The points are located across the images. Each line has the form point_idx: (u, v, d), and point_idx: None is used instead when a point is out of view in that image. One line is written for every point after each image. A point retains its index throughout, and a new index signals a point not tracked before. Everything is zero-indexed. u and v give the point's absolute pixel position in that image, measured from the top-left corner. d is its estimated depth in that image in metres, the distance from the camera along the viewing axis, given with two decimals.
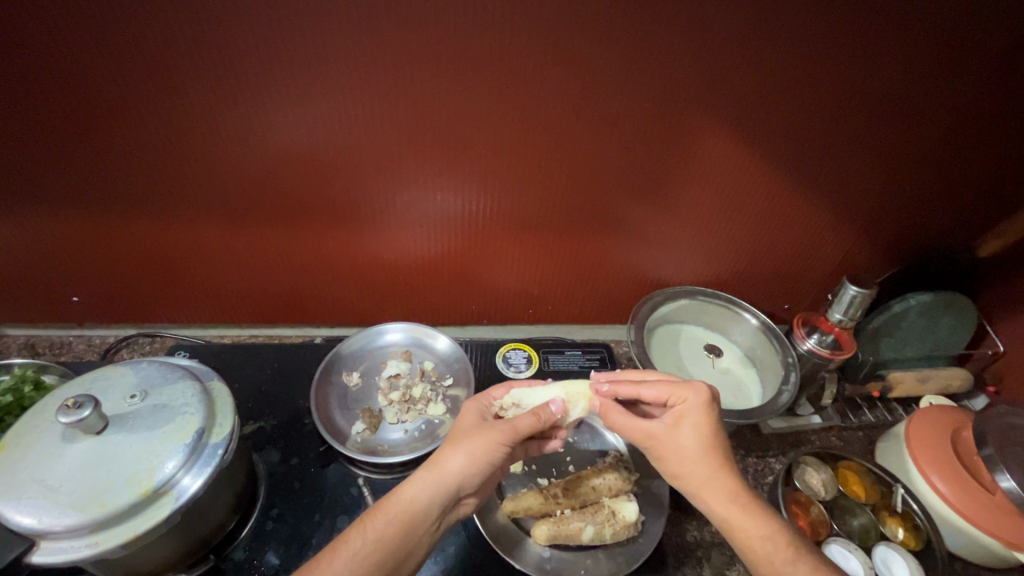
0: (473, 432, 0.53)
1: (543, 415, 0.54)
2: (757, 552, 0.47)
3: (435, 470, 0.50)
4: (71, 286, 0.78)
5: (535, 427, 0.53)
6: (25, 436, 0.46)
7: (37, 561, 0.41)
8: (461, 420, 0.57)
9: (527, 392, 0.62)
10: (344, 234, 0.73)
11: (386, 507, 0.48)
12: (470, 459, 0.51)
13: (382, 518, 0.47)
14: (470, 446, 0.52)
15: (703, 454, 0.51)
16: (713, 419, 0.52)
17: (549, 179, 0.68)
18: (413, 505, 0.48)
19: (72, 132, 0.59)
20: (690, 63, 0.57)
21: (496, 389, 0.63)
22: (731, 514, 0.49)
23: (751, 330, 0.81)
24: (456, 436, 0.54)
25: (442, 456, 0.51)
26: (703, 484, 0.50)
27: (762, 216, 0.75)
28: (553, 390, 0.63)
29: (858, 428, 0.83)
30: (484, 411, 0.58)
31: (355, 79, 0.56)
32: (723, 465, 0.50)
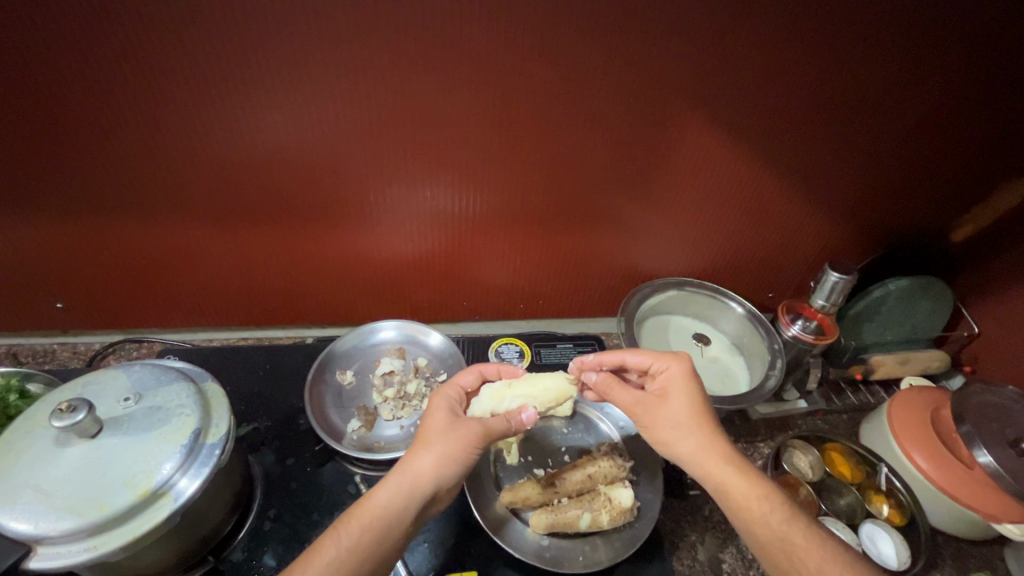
0: (446, 431, 0.52)
1: (513, 423, 0.55)
2: (752, 509, 0.48)
3: (409, 475, 0.49)
4: (54, 293, 0.76)
5: (506, 433, 0.54)
6: (17, 442, 0.46)
7: (33, 567, 0.40)
8: (432, 414, 0.55)
9: (499, 401, 0.61)
10: (334, 233, 0.73)
11: (358, 516, 0.47)
12: (444, 462, 0.50)
13: (357, 525, 0.47)
14: (444, 448, 0.51)
15: (693, 418, 0.53)
16: (697, 386, 0.56)
17: (537, 174, 0.69)
18: (387, 512, 0.48)
19: (53, 136, 0.58)
20: (674, 58, 0.58)
21: (464, 378, 0.62)
22: (725, 475, 0.50)
23: (738, 318, 0.83)
24: (428, 435, 0.53)
25: (415, 458, 0.50)
26: (697, 450, 0.52)
27: (745, 207, 0.76)
28: (524, 391, 0.62)
29: (842, 410, 0.85)
30: (454, 404, 0.57)
31: (344, 78, 0.57)
32: (711, 429, 0.53)
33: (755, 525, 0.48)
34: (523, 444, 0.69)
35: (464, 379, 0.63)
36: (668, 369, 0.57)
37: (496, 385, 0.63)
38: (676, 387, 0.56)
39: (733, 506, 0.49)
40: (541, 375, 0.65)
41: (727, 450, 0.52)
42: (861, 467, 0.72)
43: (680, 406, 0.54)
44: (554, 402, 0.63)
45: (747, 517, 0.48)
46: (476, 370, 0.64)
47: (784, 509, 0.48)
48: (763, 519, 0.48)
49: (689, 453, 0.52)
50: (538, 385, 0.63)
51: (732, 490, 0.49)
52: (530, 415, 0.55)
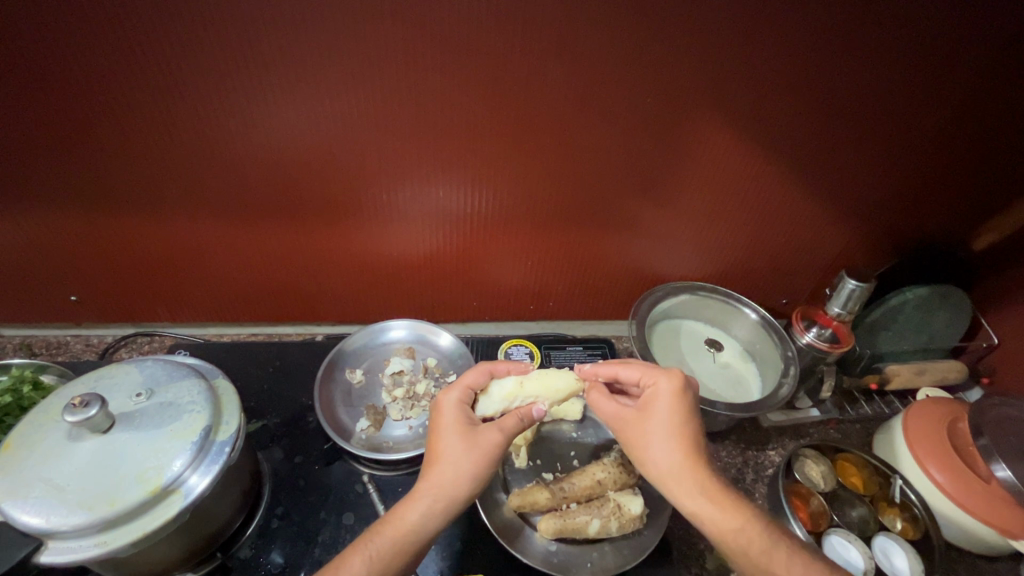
0: (465, 444, 0.51)
1: (524, 415, 0.55)
2: (730, 542, 0.48)
3: (436, 491, 0.49)
4: (68, 286, 0.77)
5: (519, 428, 0.54)
6: (30, 436, 0.46)
7: (44, 561, 0.40)
8: (444, 421, 0.54)
9: (511, 399, 0.61)
10: (346, 231, 0.73)
11: (386, 537, 0.47)
12: (467, 478, 0.50)
13: (382, 538, 0.47)
14: (467, 465, 0.50)
15: (670, 440, 0.52)
16: (681, 408, 0.53)
17: (551, 176, 0.69)
18: (420, 532, 0.48)
19: (70, 132, 0.58)
20: (692, 59, 0.57)
21: (471, 378, 0.60)
22: (701, 507, 0.49)
23: (751, 324, 0.82)
24: (445, 445, 0.52)
25: (437, 476, 0.50)
26: (667, 476, 0.51)
27: (761, 212, 0.75)
28: (536, 389, 0.63)
29: (856, 420, 0.84)
30: (468, 413, 0.56)
31: (359, 76, 0.56)
32: (688, 453, 0.51)
33: (735, 555, 0.48)
34: (532, 447, 0.68)
35: (470, 379, 0.60)
36: (658, 383, 0.56)
37: (506, 381, 0.63)
38: (663, 402, 0.54)
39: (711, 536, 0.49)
40: (548, 374, 0.65)
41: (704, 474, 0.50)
42: (875, 478, 0.70)
43: (658, 425, 0.53)
44: (564, 396, 0.64)
45: (724, 547, 0.48)
46: (485, 369, 0.62)
47: (761, 539, 0.48)
48: (737, 556, 0.48)
49: (664, 480, 0.51)
50: (548, 383, 0.64)
51: (709, 522, 0.48)
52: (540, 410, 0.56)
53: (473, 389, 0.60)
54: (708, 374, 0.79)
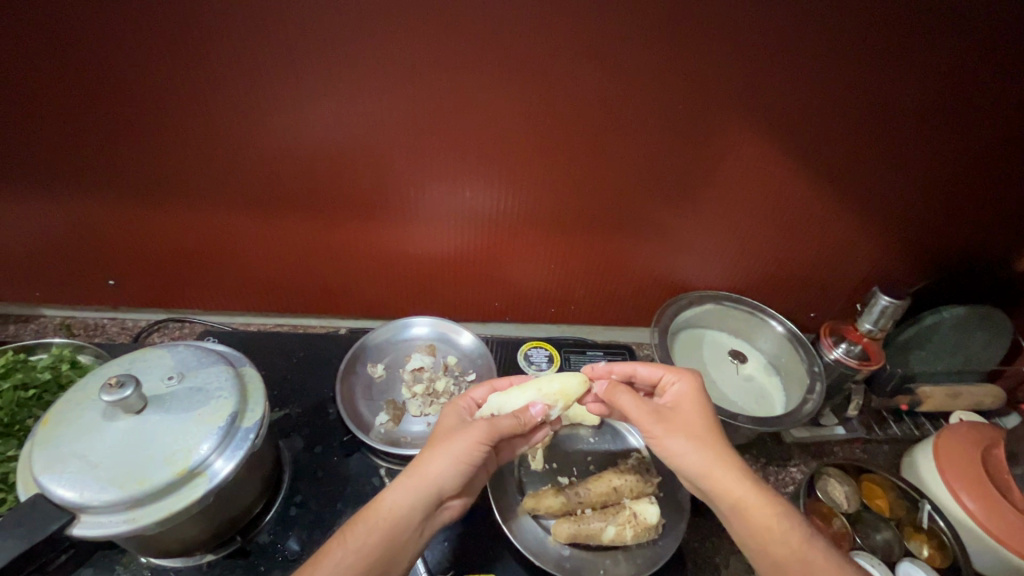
0: (451, 435, 0.53)
1: (523, 417, 0.55)
2: (771, 530, 0.47)
3: (416, 475, 0.50)
4: (106, 270, 0.80)
5: (514, 429, 0.54)
6: (67, 413, 0.48)
7: (76, 534, 0.42)
8: (443, 422, 0.57)
9: (505, 399, 0.61)
10: (374, 227, 0.74)
11: (366, 520, 0.48)
12: (451, 463, 0.50)
13: (363, 528, 0.47)
14: (450, 448, 0.51)
15: (708, 432, 0.53)
16: (710, 403, 0.56)
17: (577, 178, 0.68)
18: (394, 512, 0.48)
19: (116, 123, 0.61)
20: (725, 66, 0.57)
21: (476, 391, 0.63)
22: (744, 493, 0.49)
23: (777, 337, 0.80)
24: (436, 439, 0.54)
25: (422, 463, 0.51)
26: (708, 464, 0.50)
27: (791, 223, 0.74)
28: (531, 391, 0.62)
29: (883, 441, 0.81)
30: (462, 415, 0.58)
31: (392, 75, 0.57)
32: (726, 444, 0.52)
33: (774, 546, 0.46)
34: (548, 450, 0.68)
35: (476, 392, 0.63)
36: (680, 383, 0.58)
37: (505, 389, 0.63)
38: (690, 399, 0.56)
39: (752, 528, 0.48)
40: (549, 378, 0.64)
41: (744, 468, 0.50)
42: (901, 502, 0.68)
43: (694, 420, 0.54)
44: (562, 399, 0.62)
45: (765, 536, 0.47)
46: (487, 383, 0.64)
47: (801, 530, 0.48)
48: (776, 546, 0.46)
49: (707, 472, 0.50)
50: (548, 386, 0.63)
51: (754, 509, 0.48)
52: (538, 410, 0.57)
53: (478, 400, 0.62)
54: (731, 386, 0.78)
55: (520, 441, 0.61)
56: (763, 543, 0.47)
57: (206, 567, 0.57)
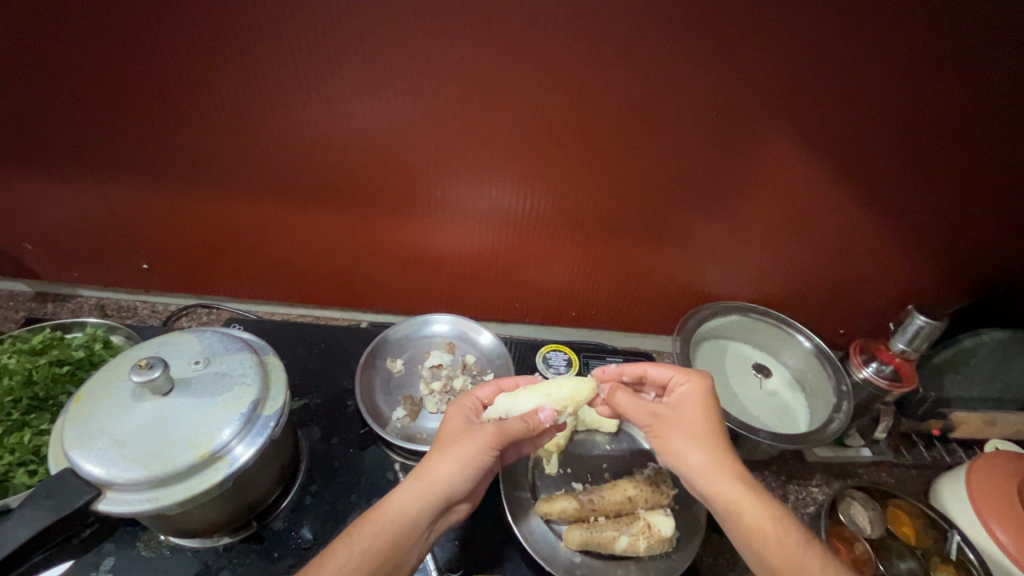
0: (461, 438, 0.54)
1: (531, 421, 0.55)
2: (766, 532, 0.47)
3: (426, 477, 0.51)
4: (140, 254, 0.82)
5: (523, 432, 0.54)
6: (99, 391, 0.49)
7: (101, 509, 0.43)
8: (448, 422, 0.57)
9: (514, 401, 0.60)
10: (399, 223, 0.75)
11: (372, 522, 0.48)
12: (461, 467, 0.52)
13: (371, 529, 0.47)
14: (460, 451, 0.52)
15: (709, 432, 0.53)
16: (714, 403, 0.55)
17: (605, 182, 0.67)
18: (402, 514, 0.48)
19: (156, 112, 0.63)
20: (762, 72, 0.55)
21: (483, 391, 0.63)
22: (738, 494, 0.49)
23: (804, 353, 0.78)
24: (444, 441, 0.54)
25: (432, 465, 0.52)
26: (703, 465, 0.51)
27: (824, 235, 0.72)
28: (539, 394, 0.61)
29: (912, 466, 0.78)
30: (469, 415, 0.58)
31: (424, 72, 0.58)
32: (725, 445, 0.52)
33: (768, 548, 0.46)
34: (563, 455, 0.67)
35: (482, 391, 0.63)
36: (687, 384, 0.57)
37: (512, 391, 0.63)
38: (693, 400, 0.55)
39: (748, 530, 0.47)
40: (558, 382, 0.63)
41: (741, 470, 0.50)
42: (929, 531, 0.65)
43: (695, 421, 0.53)
44: (570, 404, 0.61)
45: (760, 539, 0.47)
46: (493, 383, 0.64)
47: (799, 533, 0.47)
48: (771, 549, 0.46)
49: (704, 473, 0.51)
50: (557, 389, 0.62)
51: (748, 511, 0.48)
52: (548, 414, 0.56)
53: (483, 400, 0.62)
54: (752, 400, 0.76)
55: (526, 444, 0.60)
56: (758, 545, 0.47)
57: (222, 550, 0.58)
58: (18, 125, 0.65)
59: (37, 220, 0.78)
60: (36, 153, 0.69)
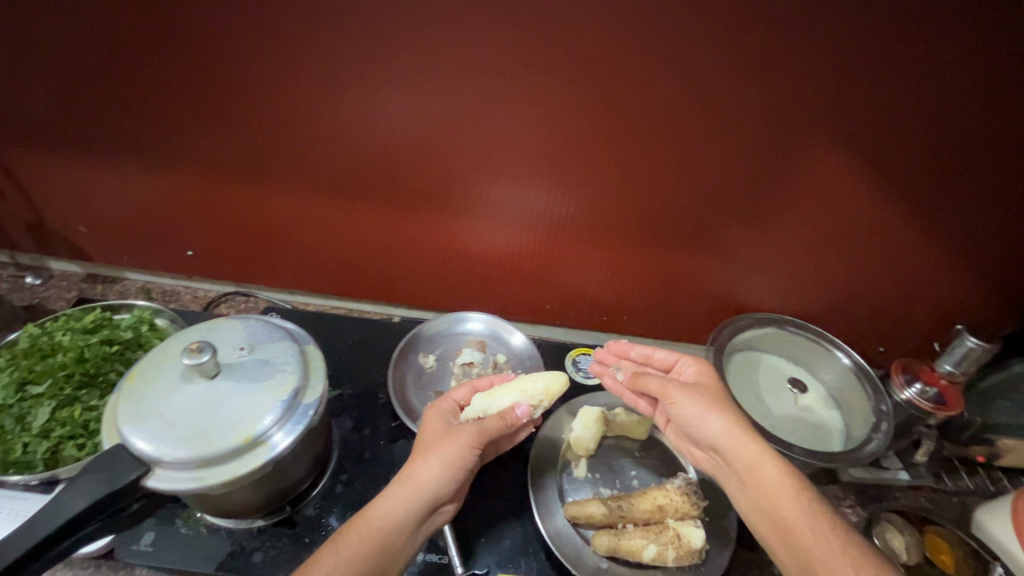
0: (442, 440, 0.54)
1: (508, 418, 0.58)
2: (779, 486, 0.51)
3: (408, 482, 0.51)
4: (186, 241, 0.85)
5: (501, 430, 0.57)
6: (150, 371, 0.51)
7: (150, 485, 0.45)
8: (427, 427, 0.58)
9: (490, 400, 0.61)
10: (437, 220, 0.75)
11: (357, 529, 0.49)
12: (444, 469, 0.52)
13: (356, 537, 0.48)
14: (440, 454, 0.53)
15: (724, 402, 0.57)
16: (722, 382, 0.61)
17: (645, 186, 0.67)
18: (387, 519, 0.49)
19: (212, 103, 0.65)
20: (815, 80, 0.55)
21: (459, 392, 0.63)
22: (757, 453, 0.53)
23: (842, 369, 0.76)
24: (424, 445, 0.55)
25: (413, 468, 0.52)
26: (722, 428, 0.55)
27: (869, 250, 0.69)
28: (514, 392, 0.62)
29: (953, 493, 0.75)
30: (448, 418, 0.59)
31: (472, 72, 0.58)
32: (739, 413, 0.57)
33: (784, 500, 0.50)
34: (592, 460, 0.67)
35: (457, 393, 0.63)
36: (698, 364, 0.62)
37: (488, 390, 0.63)
38: (707, 377, 0.61)
39: (764, 485, 0.51)
40: (529, 377, 0.64)
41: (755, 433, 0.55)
42: (970, 562, 0.63)
43: (711, 391, 0.58)
44: (545, 398, 0.63)
45: (775, 493, 0.51)
46: (468, 384, 0.65)
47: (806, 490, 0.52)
48: (786, 502, 0.50)
49: (724, 433, 0.55)
50: (531, 385, 0.63)
51: (765, 467, 0.52)
52: (525, 410, 0.59)
53: (459, 403, 0.62)
54: (786, 415, 0.74)
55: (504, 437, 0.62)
56: (775, 498, 0.51)
57: (256, 532, 0.60)
58: (80, 113, 0.69)
59: (92, 204, 0.81)
60: (95, 140, 0.72)
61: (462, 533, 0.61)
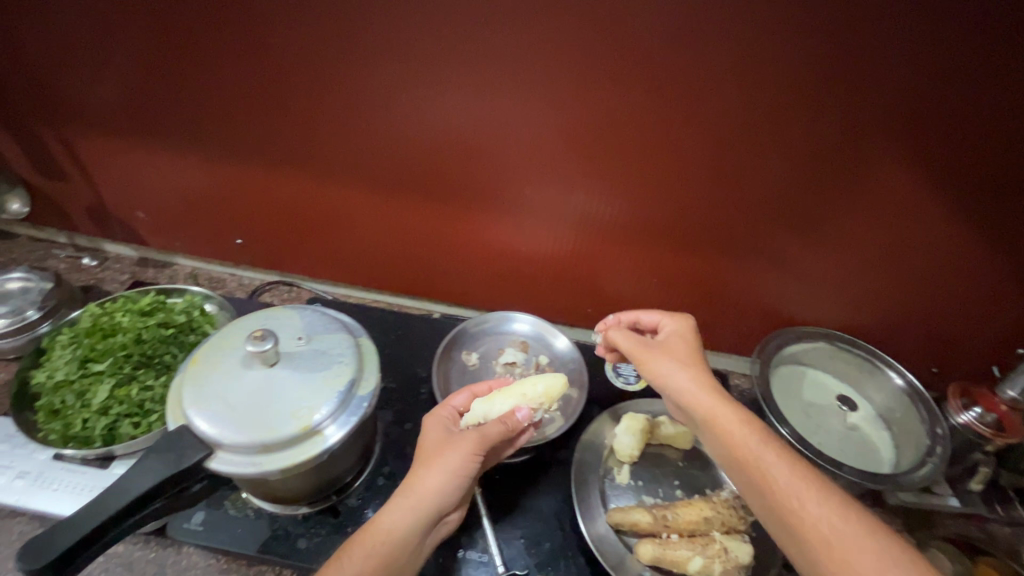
0: (445, 449, 0.53)
1: (511, 422, 0.57)
2: (739, 435, 0.52)
3: (413, 493, 0.51)
4: (236, 229, 0.87)
5: (503, 435, 0.55)
6: (213, 356, 0.52)
7: (212, 467, 0.46)
8: (427, 436, 0.57)
9: (490, 405, 0.60)
10: (485, 218, 0.75)
11: (363, 543, 0.48)
12: (449, 479, 0.52)
13: (362, 551, 0.47)
14: (444, 463, 0.52)
15: (691, 359, 0.59)
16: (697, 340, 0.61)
17: (699, 193, 0.66)
18: (393, 532, 0.49)
19: (274, 96, 0.66)
20: (888, 91, 0.53)
21: (458, 399, 0.62)
22: (717, 405, 0.54)
23: (894, 390, 0.74)
24: (426, 455, 0.54)
25: (417, 477, 0.52)
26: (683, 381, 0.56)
27: (931, 269, 0.67)
28: (515, 395, 0.61)
29: (1006, 523, 0.71)
30: (447, 426, 0.58)
31: (532, 72, 0.58)
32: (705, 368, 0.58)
33: (742, 449, 0.51)
34: (635, 467, 0.67)
35: (455, 399, 0.62)
36: (674, 323, 0.63)
37: (488, 395, 0.62)
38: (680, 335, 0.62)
39: (724, 435, 0.52)
40: (528, 381, 0.64)
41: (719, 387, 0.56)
42: None
43: (681, 350, 0.60)
44: (546, 400, 0.63)
45: (735, 442, 0.51)
46: (467, 390, 0.64)
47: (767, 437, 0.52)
48: (744, 450, 0.51)
49: (686, 388, 0.56)
50: (530, 389, 0.63)
51: (724, 419, 0.53)
52: (525, 414, 0.58)
53: (458, 409, 0.62)
54: (833, 433, 0.72)
55: (506, 446, 0.60)
56: (734, 448, 0.51)
57: (301, 519, 0.61)
58: (146, 101, 0.71)
59: (149, 190, 0.83)
60: (158, 128, 0.74)
61: (503, 532, 0.61)
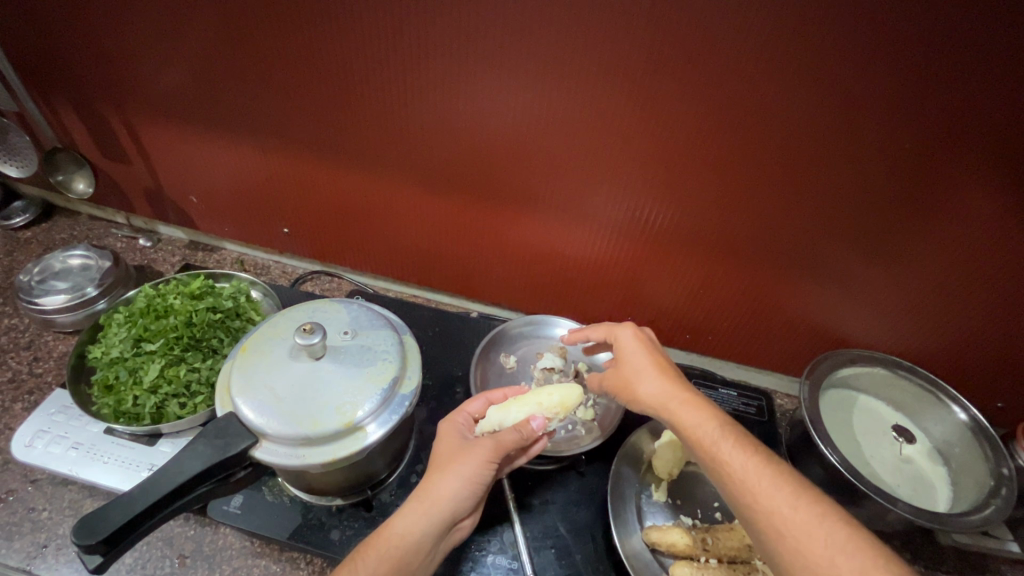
0: (458, 455, 0.53)
1: (524, 431, 0.56)
2: (697, 436, 0.50)
3: (426, 499, 0.50)
4: (284, 218, 0.88)
5: (517, 443, 0.54)
6: (262, 345, 0.53)
7: (258, 456, 0.47)
8: (441, 442, 0.56)
9: (506, 413, 0.59)
10: (530, 220, 0.75)
11: (375, 547, 0.47)
12: (463, 485, 0.51)
13: (374, 557, 0.47)
14: (459, 469, 0.52)
15: (643, 373, 0.57)
16: (647, 347, 0.59)
17: (756, 206, 0.63)
18: (405, 539, 0.48)
19: (330, 89, 0.67)
20: (978, 108, 0.49)
21: (472, 405, 0.61)
22: (674, 409, 0.53)
23: (955, 424, 0.69)
24: (440, 460, 0.54)
25: (430, 483, 0.51)
26: (639, 396, 0.56)
27: (1008, 302, 0.62)
28: (530, 404, 0.61)
29: None
30: (462, 433, 0.57)
31: (590, 75, 0.57)
32: (662, 374, 0.56)
33: (702, 449, 0.49)
34: (673, 485, 0.65)
35: (471, 405, 0.61)
36: (618, 342, 0.61)
37: (503, 403, 0.62)
38: (628, 350, 0.60)
39: (685, 439, 0.51)
40: (543, 391, 0.63)
41: (678, 391, 0.54)
42: None
43: (634, 368, 0.58)
44: (560, 411, 0.62)
45: (694, 443, 0.50)
46: (483, 396, 0.63)
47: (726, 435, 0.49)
48: (700, 450, 0.49)
49: (645, 399, 0.55)
50: (544, 399, 0.62)
51: (681, 423, 0.52)
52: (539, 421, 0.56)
53: (473, 416, 0.61)
54: (884, 463, 0.69)
55: (518, 455, 0.59)
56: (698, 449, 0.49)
57: (334, 510, 0.62)
58: (207, 91, 0.72)
59: (204, 177, 0.86)
60: (216, 117, 0.76)
61: (533, 540, 0.60)
